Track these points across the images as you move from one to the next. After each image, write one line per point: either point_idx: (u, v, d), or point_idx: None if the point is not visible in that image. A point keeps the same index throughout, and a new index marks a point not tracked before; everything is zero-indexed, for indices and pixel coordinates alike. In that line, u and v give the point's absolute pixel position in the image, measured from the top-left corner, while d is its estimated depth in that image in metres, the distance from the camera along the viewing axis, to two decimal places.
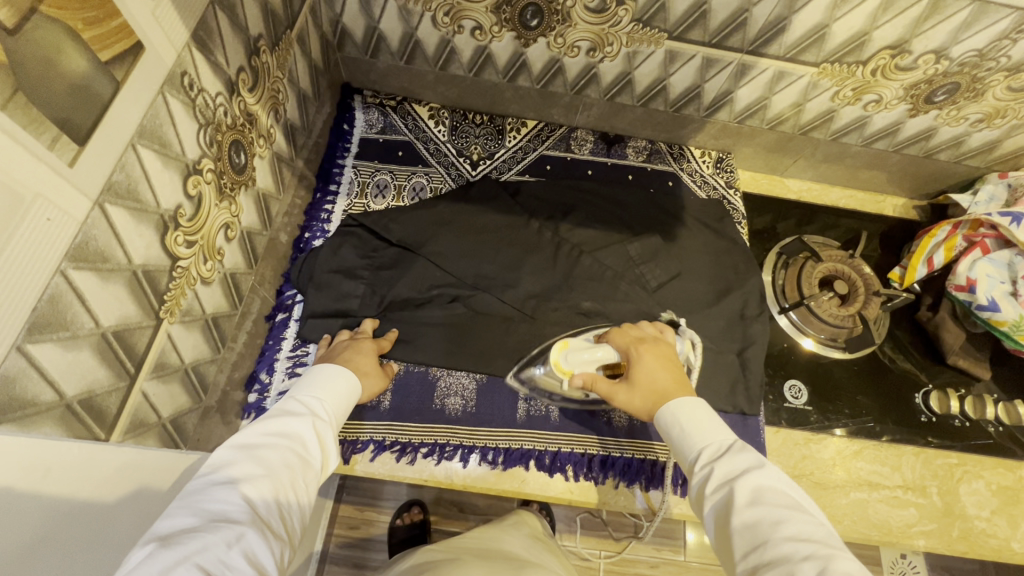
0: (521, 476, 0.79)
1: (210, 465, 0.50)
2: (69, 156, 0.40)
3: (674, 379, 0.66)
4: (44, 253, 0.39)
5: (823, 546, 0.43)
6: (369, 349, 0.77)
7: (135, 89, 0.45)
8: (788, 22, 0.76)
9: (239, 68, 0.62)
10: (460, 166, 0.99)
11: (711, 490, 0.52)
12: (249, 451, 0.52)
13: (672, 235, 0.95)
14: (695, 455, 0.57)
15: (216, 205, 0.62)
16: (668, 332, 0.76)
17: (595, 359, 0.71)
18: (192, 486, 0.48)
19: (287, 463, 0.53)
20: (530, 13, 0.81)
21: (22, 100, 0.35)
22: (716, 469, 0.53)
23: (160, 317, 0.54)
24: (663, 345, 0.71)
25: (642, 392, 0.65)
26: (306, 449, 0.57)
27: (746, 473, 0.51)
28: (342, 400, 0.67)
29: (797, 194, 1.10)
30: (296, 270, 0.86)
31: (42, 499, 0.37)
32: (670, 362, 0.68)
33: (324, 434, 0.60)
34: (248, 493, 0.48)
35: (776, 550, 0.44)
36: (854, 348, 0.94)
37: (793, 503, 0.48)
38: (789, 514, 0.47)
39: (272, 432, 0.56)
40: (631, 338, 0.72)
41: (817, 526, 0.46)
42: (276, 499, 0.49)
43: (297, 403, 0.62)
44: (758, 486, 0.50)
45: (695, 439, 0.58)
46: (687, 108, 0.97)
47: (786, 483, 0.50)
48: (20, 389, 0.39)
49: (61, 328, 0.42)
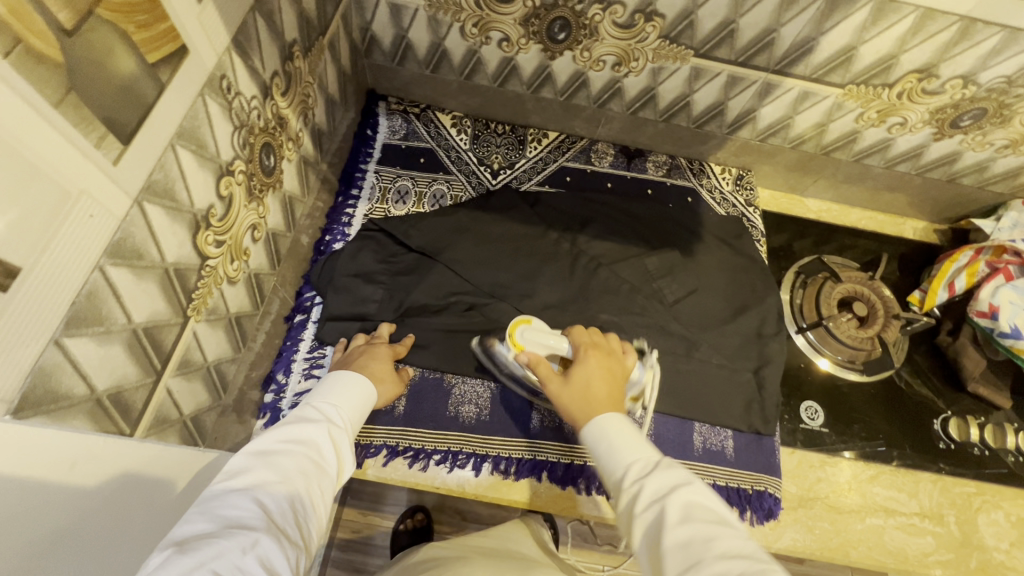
0: (533, 487, 0.79)
1: (228, 471, 0.50)
2: (113, 154, 0.40)
3: (608, 392, 0.65)
4: (86, 249, 0.40)
5: (755, 562, 0.43)
6: (384, 354, 0.77)
7: (177, 91, 0.46)
8: (816, 43, 0.76)
9: (274, 72, 0.63)
10: (480, 174, 1.00)
11: (640, 509, 0.51)
12: (265, 458, 0.52)
13: (690, 251, 0.95)
14: (622, 472, 0.55)
15: (245, 207, 0.63)
16: (631, 354, 0.74)
17: (548, 347, 0.74)
18: (210, 491, 0.48)
19: (302, 470, 0.53)
20: (558, 26, 0.82)
21: (74, 100, 0.36)
22: (646, 486, 0.52)
23: (187, 315, 0.55)
24: (614, 360, 0.70)
25: (571, 391, 0.66)
26: (322, 455, 0.57)
27: (676, 488, 0.51)
28: (358, 405, 0.67)
29: (817, 214, 1.09)
30: (317, 271, 0.87)
31: (51, 494, 0.36)
32: (611, 375, 0.67)
33: (340, 440, 0.60)
34: (265, 500, 0.48)
35: (711, 570, 0.43)
36: (872, 371, 0.94)
37: (719, 518, 0.48)
38: (718, 530, 0.47)
39: (289, 438, 0.56)
40: (590, 342, 0.72)
41: (745, 541, 0.46)
42: (292, 506, 0.49)
43: (312, 407, 0.62)
44: (687, 501, 0.49)
45: (622, 455, 0.56)
46: (709, 124, 0.97)
47: (710, 497, 0.51)
48: (55, 383, 0.39)
49: (96, 323, 0.42)
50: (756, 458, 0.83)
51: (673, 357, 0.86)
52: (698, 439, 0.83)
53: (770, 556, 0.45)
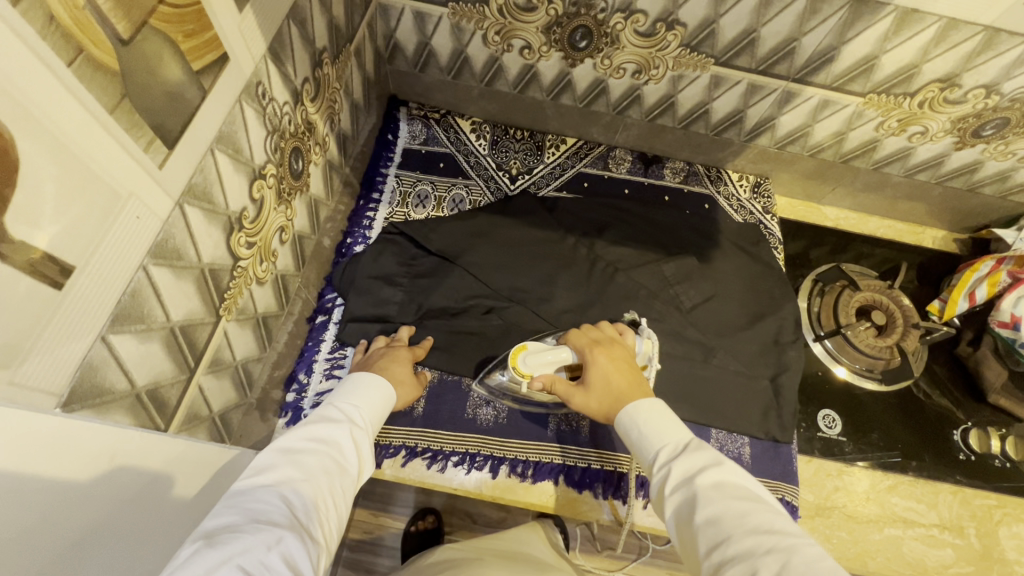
0: (550, 490, 0.79)
1: (254, 468, 0.51)
2: (159, 158, 0.42)
3: (629, 380, 0.65)
4: (132, 248, 0.41)
5: (784, 537, 0.43)
6: (406, 357, 0.78)
7: (218, 97, 0.48)
8: (838, 52, 0.77)
9: (305, 79, 0.65)
10: (499, 179, 1.01)
11: (670, 489, 0.52)
12: (290, 457, 0.53)
13: (707, 257, 0.95)
14: (654, 454, 0.56)
15: (274, 209, 0.65)
16: (629, 333, 0.75)
17: (553, 362, 0.72)
18: (237, 487, 0.49)
19: (325, 469, 0.54)
20: (579, 34, 0.83)
21: (127, 106, 0.37)
22: (674, 467, 0.53)
23: (219, 314, 0.57)
24: (618, 348, 0.70)
25: (597, 395, 0.65)
26: (343, 456, 0.58)
27: (705, 469, 0.51)
28: (378, 407, 0.68)
29: (835, 222, 1.09)
30: (339, 273, 0.89)
31: (93, 487, 0.37)
32: (625, 363, 0.68)
33: (360, 442, 0.61)
34: (290, 498, 0.49)
35: (739, 545, 0.44)
36: (890, 381, 0.93)
37: (749, 496, 0.49)
38: (750, 507, 0.47)
39: (312, 438, 0.57)
40: (590, 339, 0.72)
41: (776, 516, 0.46)
42: (315, 505, 0.50)
43: (334, 410, 0.63)
44: (718, 480, 0.50)
45: (655, 439, 0.57)
46: (728, 132, 0.97)
47: (742, 476, 0.51)
48: (100, 377, 0.41)
49: (139, 321, 0.44)
50: (773, 465, 0.83)
51: (690, 363, 0.86)
52: (715, 445, 0.83)
53: (805, 532, 0.44)
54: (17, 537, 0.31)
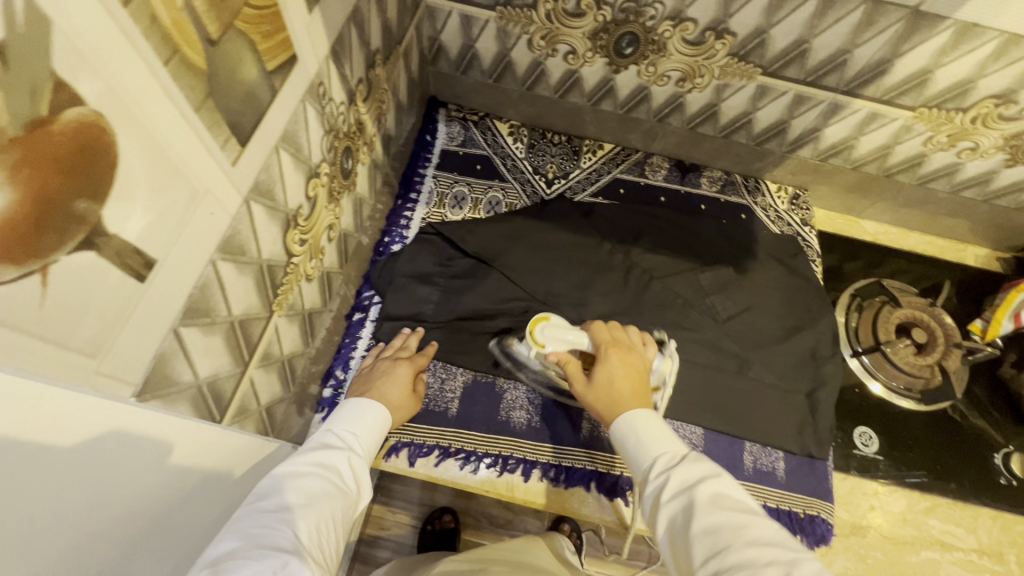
0: (580, 496, 0.79)
1: (257, 494, 0.50)
2: (233, 155, 0.42)
3: (632, 389, 0.64)
4: (203, 244, 0.42)
5: (788, 551, 0.44)
6: (404, 376, 0.76)
7: (286, 97, 0.49)
8: (890, 65, 0.76)
9: (359, 79, 0.66)
10: (536, 183, 1.01)
11: (666, 498, 0.52)
12: (292, 481, 0.53)
13: (743, 268, 0.94)
14: (649, 462, 0.56)
15: (325, 208, 0.66)
16: (651, 346, 0.74)
17: (569, 342, 0.72)
18: (240, 513, 0.48)
19: (326, 493, 0.54)
20: (626, 41, 0.83)
21: (210, 106, 0.38)
22: (673, 475, 0.53)
23: (272, 309, 0.57)
24: (635, 356, 0.69)
25: (596, 391, 0.66)
26: (342, 482, 0.57)
27: (703, 480, 0.51)
28: (376, 433, 0.67)
29: (874, 236, 1.07)
30: (377, 271, 0.90)
31: (144, 466, 0.38)
32: (634, 372, 0.66)
33: (358, 468, 0.61)
34: (293, 522, 0.48)
35: (738, 556, 0.44)
36: (929, 401, 0.90)
37: (748, 508, 0.49)
38: (747, 518, 0.47)
39: (313, 463, 0.57)
40: (612, 338, 0.70)
41: (774, 529, 0.47)
42: (316, 529, 0.50)
43: (332, 434, 0.63)
44: (716, 491, 0.50)
45: (651, 447, 0.57)
46: (769, 143, 0.96)
47: (738, 489, 0.51)
48: (169, 367, 0.41)
49: (206, 314, 0.45)
50: (807, 481, 0.82)
51: (725, 375, 0.86)
52: (749, 459, 0.82)
53: (801, 545, 0.45)
54: (46, 525, 0.30)
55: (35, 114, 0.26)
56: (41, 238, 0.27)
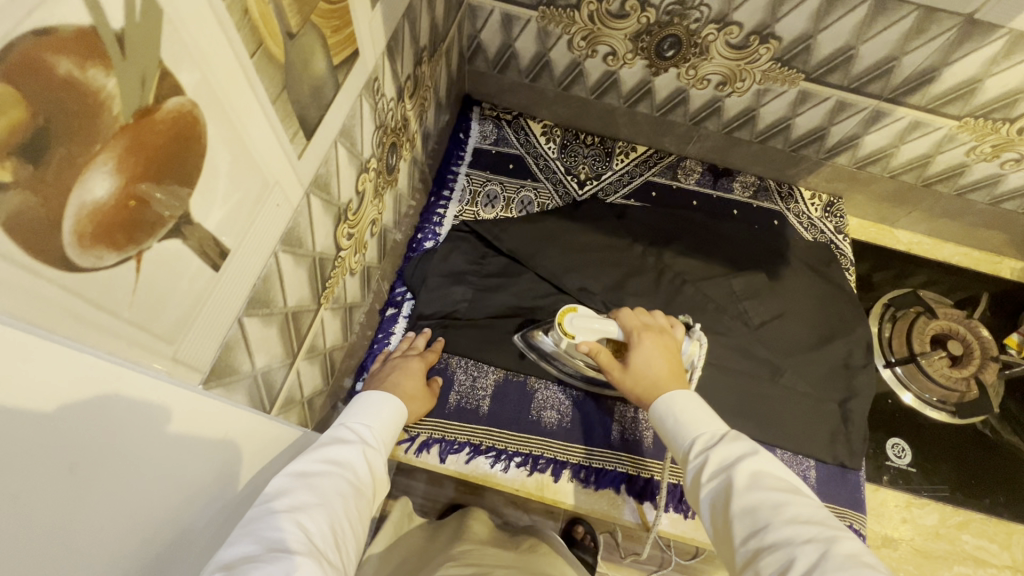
0: (610, 499, 0.77)
1: (267, 493, 0.44)
2: (299, 148, 0.43)
3: (669, 370, 0.64)
4: (268, 235, 0.42)
5: (826, 528, 0.43)
6: (416, 368, 0.78)
7: (347, 92, 0.49)
8: (938, 74, 0.75)
9: (407, 76, 0.66)
10: (568, 183, 1.01)
11: (706, 477, 0.51)
12: (304, 478, 0.46)
13: (776, 274, 0.94)
14: (689, 442, 0.55)
15: (370, 203, 0.66)
16: (679, 327, 0.73)
17: (598, 331, 0.71)
18: (249, 512, 0.42)
19: (340, 491, 0.47)
20: (667, 44, 0.82)
21: (284, 99, 0.39)
22: (712, 455, 0.52)
23: (320, 301, 0.58)
24: (666, 336, 0.69)
25: (634, 376, 0.65)
26: (357, 479, 0.51)
27: (743, 458, 0.50)
28: (390, 427, 0.62)
29: (908, 246, 1.05)
30: (411, 268, 0.91)
31: (211, 453, 0.38)
32: (670, 354, 0.67)
33: (373, 463, 0.55)
34: (306, 522, 0.42)
35: (778, 533, 0.43)
36: (963, 414, 0.89)
37: (789, 486, 0.48)
38: (786, 497, 0.46)
39: (324, 459, 0.50)
40: (641, 324, 0.70)
41: (816, 509, 0.45)
42: (333, 529, 0.44)
43: (345, 429, 0.57)
44: (756, 469, 0.49)
45: (689, 427, 0.57)
46: (806, 149, 0.95)
47: (780, 467, 0.50)
48: (232, 357, 0.42)
49: (266, 304, 0.45)
50: (839, 491, 0.80)
51: (757, 381, 0.85)
52: None
53: (842, 523, 0.44)
54: (135, 505, 0.30)
55: (142, 103, 0.26)
56: (139, 223, 0.28)
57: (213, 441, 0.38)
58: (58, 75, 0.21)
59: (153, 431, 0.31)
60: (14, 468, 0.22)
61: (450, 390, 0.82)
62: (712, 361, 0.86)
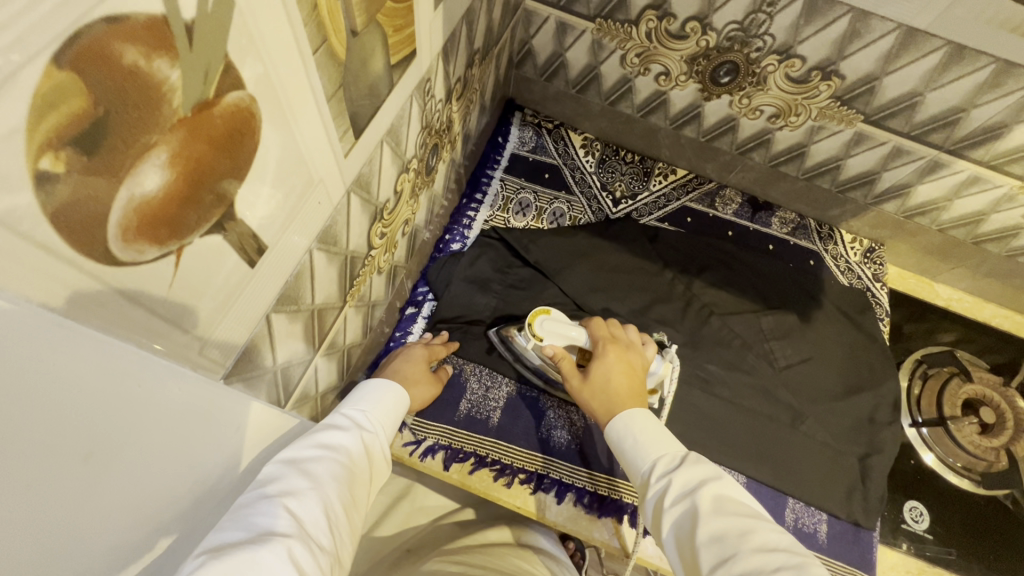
0: (611, 528, 0.74)
1: (256, 476, 0.41)
2: (346, 148, 0.42)
3: (630, 387, 0.62)
4: (307, 234, 0.41)
5: (793, 554, 0.41)
6: (418, 355, 0.77)
7: (400, 92, 0.48)
8: (1006, 131, 0.72)
9: (459, 77, 0.65)
10: (602, 200, 0.98)
11: (669, 503, 0.49)
12: (298, 462, 0.43)
13: (808, 316, 0.91)
14: (648, 466, 0.53)
15: (406, 203, 0.65)
16: (650, 346, 0.71)
17: (567, 338, 0.69)
18: (239, 495, 0.39)
19: (336, 476, 0.45)
20: (724, 70, 0.80)
21: (340, 98, 0.37)
22: (674, 478, 0.50)
23: (346, 299, 0.57)
24: (633, 352, 0.67)
25: (592, 388, 0.63)
26: (354, 463, 0.48)
27: (704, 482, 0.48)
28: (389, 413, 0.58)
29: (946, 302, 1.01)
30: (435, 269, 0.90)
31: (213, 439, 0.35)
32: (632, 370, 0.64)
33: (370, 450, 0.51)
34: (297, 508, 0.40)
35: (746, 563, 0.41)
36: (989, 484, 0.85)
37: (751, 511, 0.46)
38: (750, 522, 0.44)
39: (320, 442, 0.47)
40: (609, 335, 0.68)
41: (781, 533, 0.44)
42: (326, 515, 0.41)
43: (341, 414, 0.53)
44: (718, 493, 0.48)
45: (649, 449, 0.54)
46: (853, 191, 0.92)
47: (737, 490, 0.49)
48: (255, 354, 0.40)
49: (294, 302, 0.44)
50: (850, 550, 0.77)
51: (776, 426, 0.82)
52: (790, 516, 0.77)
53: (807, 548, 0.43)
54: (132, 493, 0.27)
55: (203, 97, 0.25)
56: (184, 219, 0.27)
57: (221, 420, 0.36)
58: (124, 64, 0.21)
59: (174, 420, 0.30)
60: (34, 459, 0.21)
61: (462, 397, 0.80)
62: (731, 400, 0.83)
